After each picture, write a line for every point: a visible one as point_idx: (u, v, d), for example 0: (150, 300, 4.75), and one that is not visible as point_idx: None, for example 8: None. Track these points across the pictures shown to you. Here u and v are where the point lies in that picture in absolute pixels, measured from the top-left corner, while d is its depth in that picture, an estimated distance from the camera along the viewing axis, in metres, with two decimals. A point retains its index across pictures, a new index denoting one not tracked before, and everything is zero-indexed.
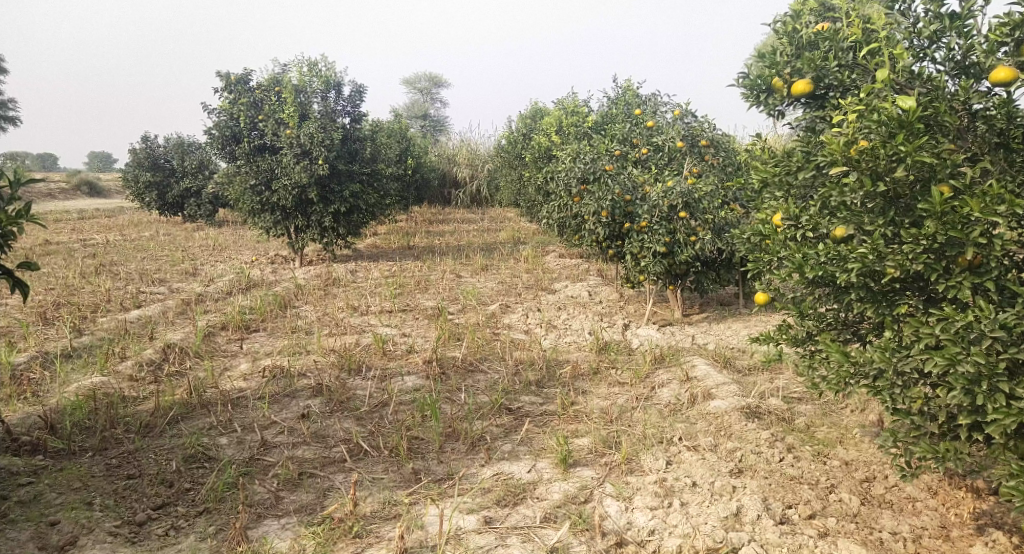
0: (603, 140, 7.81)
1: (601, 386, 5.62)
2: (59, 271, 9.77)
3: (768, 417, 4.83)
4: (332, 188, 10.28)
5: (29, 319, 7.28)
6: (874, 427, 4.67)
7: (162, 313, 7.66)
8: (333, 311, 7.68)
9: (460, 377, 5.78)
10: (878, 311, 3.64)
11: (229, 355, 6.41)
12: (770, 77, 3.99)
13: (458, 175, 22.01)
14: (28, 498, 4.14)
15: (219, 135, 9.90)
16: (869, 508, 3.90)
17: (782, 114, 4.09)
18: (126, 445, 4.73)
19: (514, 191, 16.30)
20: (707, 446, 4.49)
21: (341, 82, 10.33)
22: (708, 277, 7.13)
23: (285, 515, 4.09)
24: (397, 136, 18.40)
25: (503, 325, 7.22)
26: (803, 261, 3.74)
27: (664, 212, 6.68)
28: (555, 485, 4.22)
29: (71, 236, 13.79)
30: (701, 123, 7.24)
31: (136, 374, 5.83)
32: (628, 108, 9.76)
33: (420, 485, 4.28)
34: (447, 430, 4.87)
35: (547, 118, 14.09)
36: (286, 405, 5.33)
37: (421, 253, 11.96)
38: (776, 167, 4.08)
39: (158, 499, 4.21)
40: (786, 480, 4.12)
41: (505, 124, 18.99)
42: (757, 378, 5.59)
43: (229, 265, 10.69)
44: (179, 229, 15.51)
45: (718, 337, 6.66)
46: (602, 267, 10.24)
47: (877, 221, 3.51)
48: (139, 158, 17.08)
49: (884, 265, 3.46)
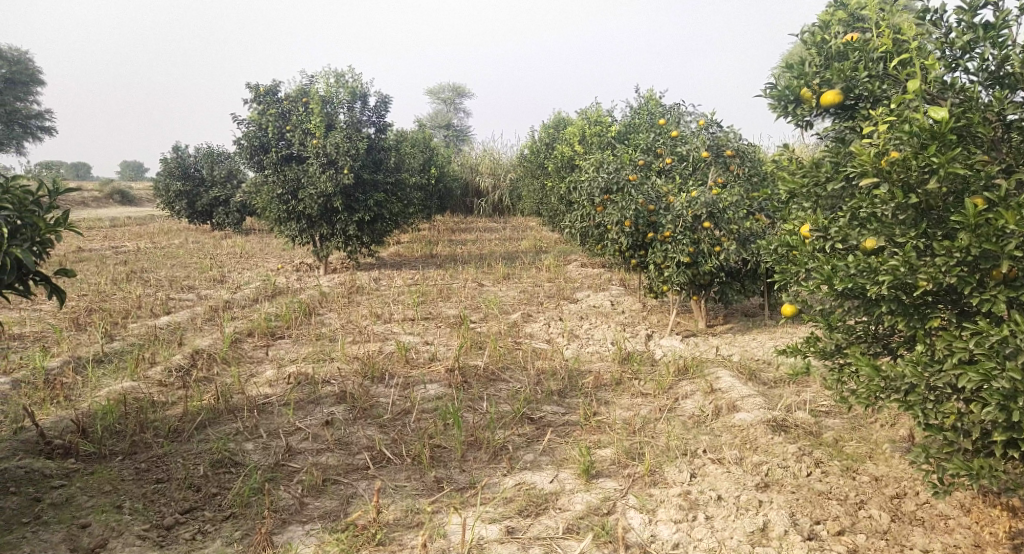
0: (627, 151, 7.79)
1: (624, 397, 5.59)
2: (90, 277, 9.93)
3: (794, 431, 4.78)
4: (356, 197, 10.36)
5: (62, 325, 7.41)
6: (904, 442, 4.59)
7: (190, 319, 7.76)
8: (357, 319, 7.73)
9: (482, 386, 5.78)
10: (909, 324, 3.59)
11: (255, 362, 6.46)
12: (798, 87, 3.94)
13: (481, 185, 22.07)
14: (59, 501, 4.20)
15: (247, 144, 10.02)
16: (899, 525, 3.83)
17: (811, 124, 4.05)
18: (154, 450, 4.78)
19: (536, 200, 16.30)
20: (732, 459, 4.45)
21: (367, 92, 10.42)
22: (733, 288, 7.08)
23: (310, 522, 4.10)
24: (420, 145, 18.51)
25: (526, 334, 7.22)
26: (832, 273, 3.69)
27: (689, 222, 6.64)
28: (577, 496, 4.19)
29: (101, 243, 14.03)
30: (726, 133, 7.20)
31: (164, 380, 5.91)
32: (652, 118, 9.74)
33: (443, 494, 4.27)
34: (470, 439, 4.87)
35: (571, 128, 14.09)
36: (310, 412, 5.36)
37: (444, 262, 12.00)
38: (804, 178, 4.04)
39: (186, 503, 4.24)
40: (813, 495, 4.07)
41: (529, 134, 19.03)
42: (783, 390, 5.53)
43: (255, 273, 10.80)
44: (207, 237, 15.71)
45: (743, 349, 6.60)
46: (625, 277, 10.20)
47: (909, 233, 3.46)
48: (169, 167, 17.32)
49: (916, 278, 3.41)
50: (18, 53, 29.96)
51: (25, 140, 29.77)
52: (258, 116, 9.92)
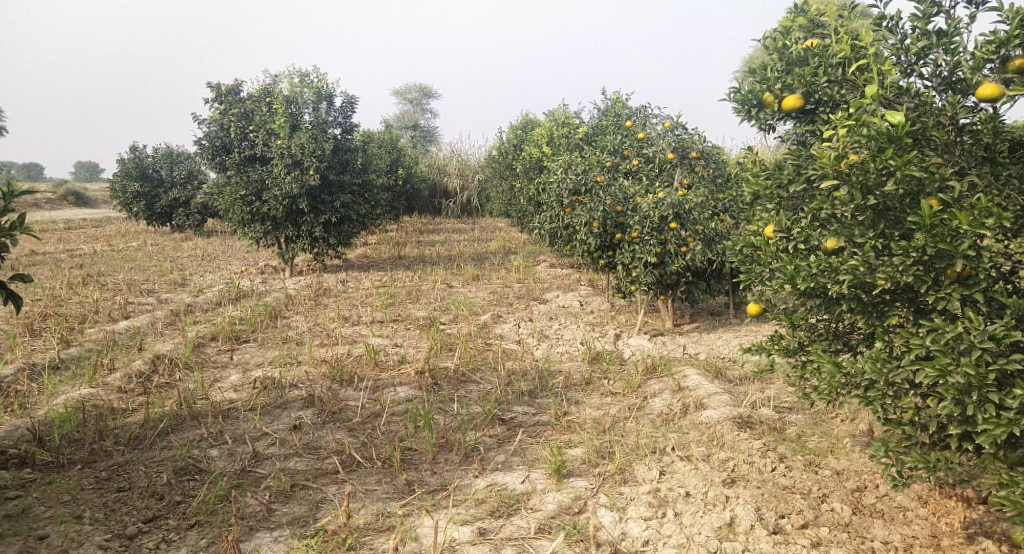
0: (593, 152, 7.86)
1: (593, 396, 5.64)
2: (46, 281, 9.73)
3: (759, 427, 4.87)
4: (323, 198, 10.29)
5: (16, 331, 7.24)
6: (864, 436, 4.71)
7: (151, 324, 7.64)
8: (324, 321, 7.69)
9: (452, 388, 5.80)
10: (869, 321, 3.69)
11: (219, 366, 6.39)
12: (761, 91, 4.04)
13: (449, 186, 22.05)
14: (16, 512, 4.12)
15: (209, 145, 9.91)
16: (861, 517, 3.93)
17: (774, 128, 4.15)
18: (115, 458, 4.72)
19: (504, 201, 16.36)
20: (699, 456, 4.53)
21: (332, 93, 10.36)
22: (699, 288, 7.18)
23: (278, 528, 4.08)
24: (387, 147, 18.41)
25: (495, 335, 7.24)
26: (795, 273, 3.78)
27: (655, 223, 6.72)
28: (549, 496, 4.23)
29: (57, 246, 13.71)
30: (691, 135, 7.32)
31: (124, 386, 5.82)
32: (618, 120, 9.84)
33: (414, 497, 4.28)
34: (440, 440, 4.88)
35: (539, 129, 14.14)
36: (278, 417, 5.33)
37: (412, 263, 11.98)
38: (767, 180, 4.12)
39: (148, 512, 4.19)
40: (778, 490, 4.16)
41: (496, 135, 19.08)
42: (748, 388, 5.64)
43: (219, 275, 10.67)
44: (169, 240, 15.47)
45: (710, 347, 6.71)
46: (593, 277, 10.29)
47: (868, 234, 3.56)
48: (127, 168, 16.98)
49: (874, 277, 3.51)
50: None
51: None
52: (219, 116, 9.84)
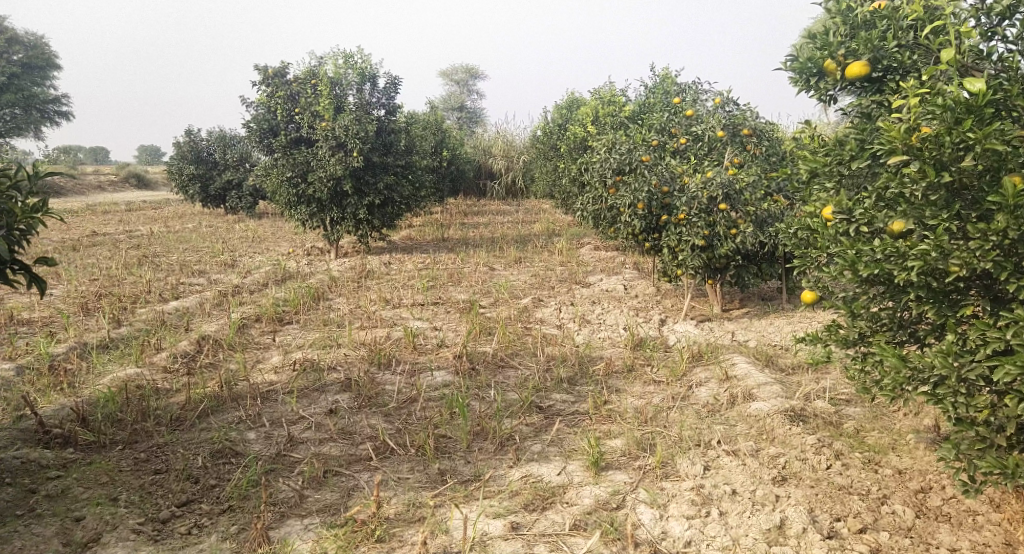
0: (640, 130, 7.55)
1: (636, 385, 5.41)
2: (101, 262, 9.87)
3: (813, 421, 4.59)
4: (366, 180, 10.20)
5: (70, 310, 7.31)
6: (928, 433, 4.39)
7: (198, 304, 7.64)
8: (366, 304, 7.59)
9: (490, 373, 5.63)
10: (939, 311, 3.39)
11: (261, 347, 6.34)
12: (821, 59, 3.72)
13: (494, 167, 21.87)
14: (54, 493, 4.07)
15: (257, 128, 9.89)
16: (924, 521, 3.64)
17: (834, 99, 3.83)
18: (155, 439, 4.66)
19: (549, 182, 16.10)
20: (748, 451, 4.28)
21: (377, 74, 10.23)
22: (749, 272, 6.86)
23: (309, 516, 3.97)
24: (432, 128, 18.31)
25: (537, 319, 7.05)
26: (856, 258, 3.49)
27: (704, 204, 6.43)
28: (586, 490, 4.03)
29: (116, 227, 13.95)
30: (743, 111, 6.99)
31: (168, 366, 5.79)
32: (667, 97, 9.48)
33: (447, 487, 4.13)
34: (476, 428, 4.72)
35: (584, 108, 13.83)
36: (315, 400, 5.23)
37: (455, 245, 11.84)
38: (827, 156, 3.86)
39: (182, 496, 4.11)
40: (833, 490, 3.89)
41: (542, 116, 18.81)
42: (801, 378, 5.34)
43: (265, 257, 10.69)
44: (222, 221, 15.65)
45: (760, 334, 6.40)
46: (638, 260, 10.01)
47: (940, 215, 3.24)
48: (182, 151, 17.22)
49: (948, 263, 3.20)
50: (34, 37, 29.94)
51: (43, 124, 29.81)
52: (267, 99, 9.84)
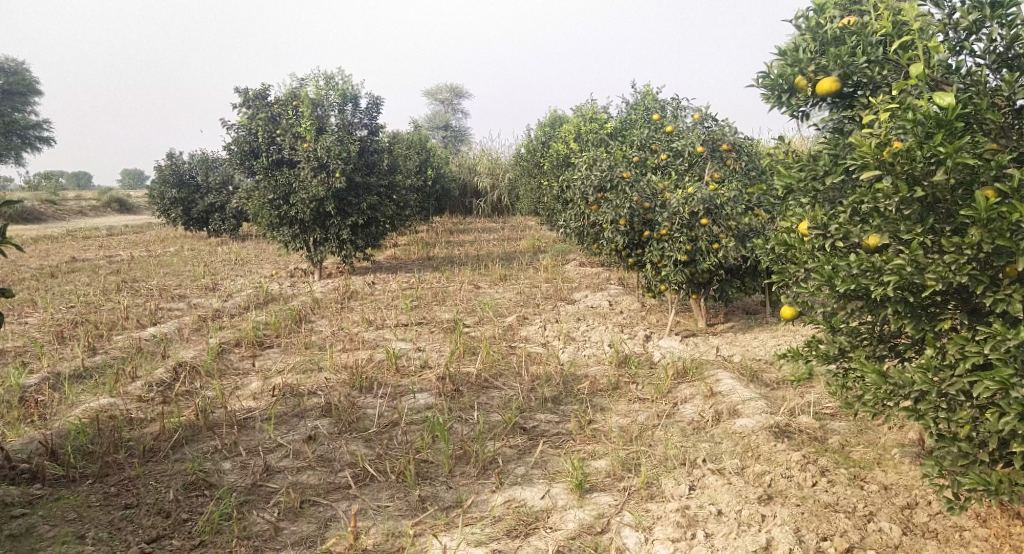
0: (621, 147, 7.53)
1: (620, 403, 5.35)
2: (80, 288, 9.74)
3: (798, 437, 4.54)
4: (349, 200, 10.13)
5: (47, 339, 7.17)
6: (915, 446, 4.34)
7: (178, 330, 7.51)
8: (347, 326, 7.49)
9: (473, 394, 5.55)
10: (918, 326, 3.35)
11: (240, 373, 6.22)
12: (792, 75, 3.71)
13: (479, 185, 21.83)
14: (20, 532, 3.95)
15: (238, 150, 9.81)
16: (912, 538, 3.60)
17: (807, 115, 3.82)
18: (127, 471, 4.55)
19: (533, 199, 16.08)
20: (732, 470, 4.22)
21: (358, 95, 10.19)
22: (732, 286, 6.84)
23: (284, 549, 3.87)
24: (416, 147, 18.26)
25: (520, 338, 6.97)
26: (833, 273, 3.44)
27: (685, 219, 6.41)
28: (569, 514, 3.96)
29: (97, 253, 13.78)
30: (722, 127, 6.96)
31: (144, 395, 5.66)
32: (647, 112, 9.48)
33: (427, 515, 4.04)
34: (458, 452, 4.63)
35: (566, 125, 13.85)
36: (294, 427, 5.13)
37: (440, 263, 11.78)
38: (801, 171, 3.83)
39: (153, 531, 4.00)
40: (819, 508, 3.83)
41: (525, 133, 18.82)
42: (786, 392, 5.30)
43: (247, 279, 10.59)
44: (205, 245, 15.52)
45: (745, 349, 6.36)
46: (623, 276, 9.97)
47: (915, 229, 3.22)
48: (164, 175, 17.06)
49: (924, 278, 3.17)
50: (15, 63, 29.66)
51: (25, 150, 29.53)
52: (247, 121, 9.77)
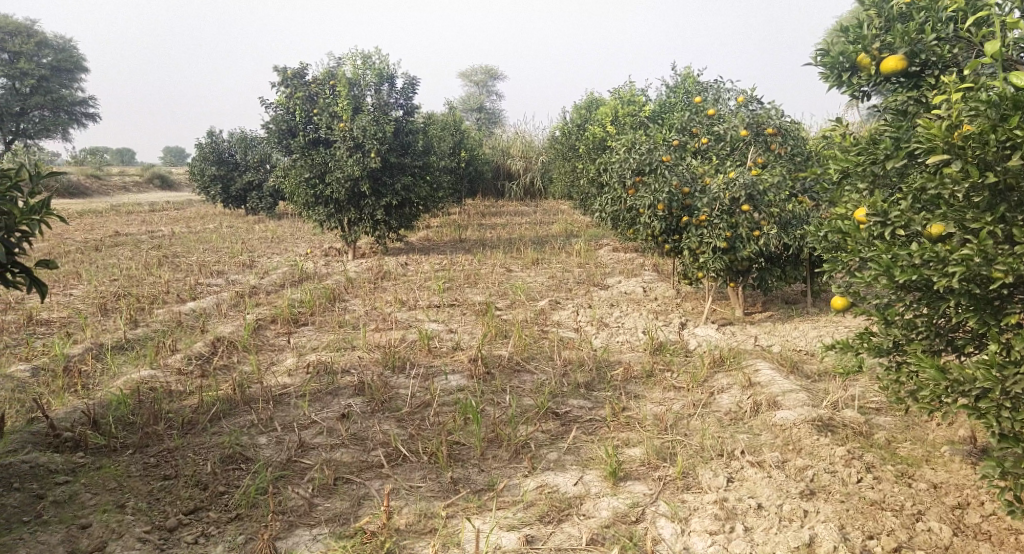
0: (660, 131, 7.34)
1: (655, 391, 5.25)
2: (122, 262, 9.87)
3: (841, 431, 4.40)
4: (384, 181, 10.10)
5: (90, 311, 7.26)
6: (964, 445, 4.19)
7: (215, 305, 7.55)
8: (380, 306, 7.47)
9: (506, 378, 5.48)
10: (982, 319, 3.21)
11: (275, 350, 6.23)
12: (854, 53, 3.56)
13: (512, 167, 21.68)
14: (63, 498, 3.98)
15: (275, 129, 9.80)
16: (962, 540, 3.46)
17: (867, 96, 3.68)
18: (166, 443, 4.57)
19: (567, 182, 15.90)
20: (773, 463, 4.10)
21: (394, 74, 10.12)
22: (773, 275, 6.67)
23: (318, 526, 3.85)
24: (450, 128, 18.16)
25: (554, 322, 6.89)
26: (892, 263, 3.30)
27: (726, 205, 6.25)
28: (604, 501, 3.89)
29: (138, 228, 13.94)
30: (767, 110, 6.75)
31: (183, 368, 5.69)
32: (688, 96, 9.27)
33: (460, 497, 4.00)
34: (490, 435, 4.57)
35: (603, 107, 13.63)
36: (328, 404, 5.11)
37: (473, 246, 11.72)
38: (859, 156, 3.69)
39: (190, 503, 4.00)
40: (864, 505, 3.71)
41: (560, 116, 18.60)
42: (828, 385, 5.16)
43: (283, 257, 10.64)
44: (242, 222, 15.62)
45: (784, 339, 6.21)
46: (658, 262, 9.82)
47: (984, 218, 3.06)
48: (204, 152, 17.21)
49: (992, 269, 3.03)
50: (62, 41, 30.12)
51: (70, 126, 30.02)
52: (285, 100, 9.75)
